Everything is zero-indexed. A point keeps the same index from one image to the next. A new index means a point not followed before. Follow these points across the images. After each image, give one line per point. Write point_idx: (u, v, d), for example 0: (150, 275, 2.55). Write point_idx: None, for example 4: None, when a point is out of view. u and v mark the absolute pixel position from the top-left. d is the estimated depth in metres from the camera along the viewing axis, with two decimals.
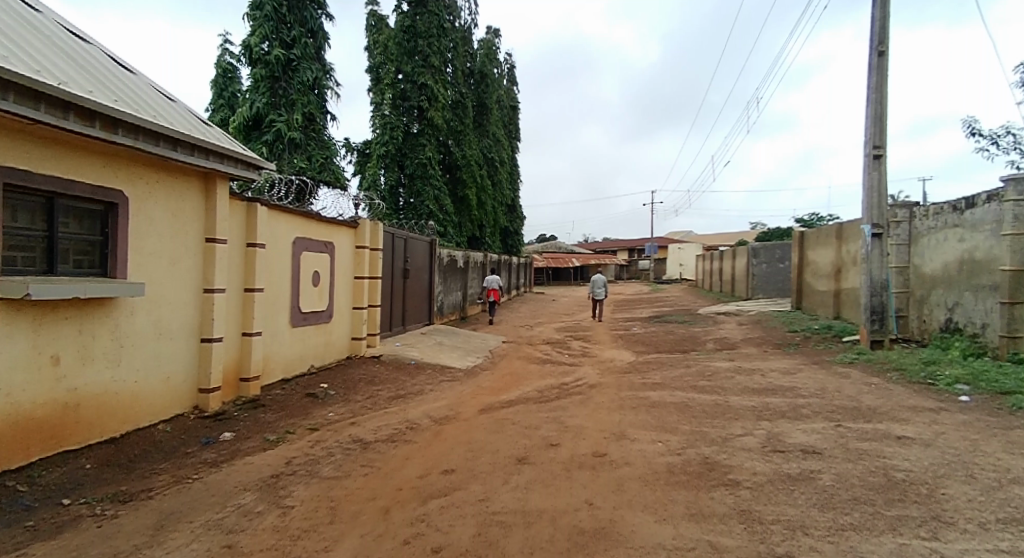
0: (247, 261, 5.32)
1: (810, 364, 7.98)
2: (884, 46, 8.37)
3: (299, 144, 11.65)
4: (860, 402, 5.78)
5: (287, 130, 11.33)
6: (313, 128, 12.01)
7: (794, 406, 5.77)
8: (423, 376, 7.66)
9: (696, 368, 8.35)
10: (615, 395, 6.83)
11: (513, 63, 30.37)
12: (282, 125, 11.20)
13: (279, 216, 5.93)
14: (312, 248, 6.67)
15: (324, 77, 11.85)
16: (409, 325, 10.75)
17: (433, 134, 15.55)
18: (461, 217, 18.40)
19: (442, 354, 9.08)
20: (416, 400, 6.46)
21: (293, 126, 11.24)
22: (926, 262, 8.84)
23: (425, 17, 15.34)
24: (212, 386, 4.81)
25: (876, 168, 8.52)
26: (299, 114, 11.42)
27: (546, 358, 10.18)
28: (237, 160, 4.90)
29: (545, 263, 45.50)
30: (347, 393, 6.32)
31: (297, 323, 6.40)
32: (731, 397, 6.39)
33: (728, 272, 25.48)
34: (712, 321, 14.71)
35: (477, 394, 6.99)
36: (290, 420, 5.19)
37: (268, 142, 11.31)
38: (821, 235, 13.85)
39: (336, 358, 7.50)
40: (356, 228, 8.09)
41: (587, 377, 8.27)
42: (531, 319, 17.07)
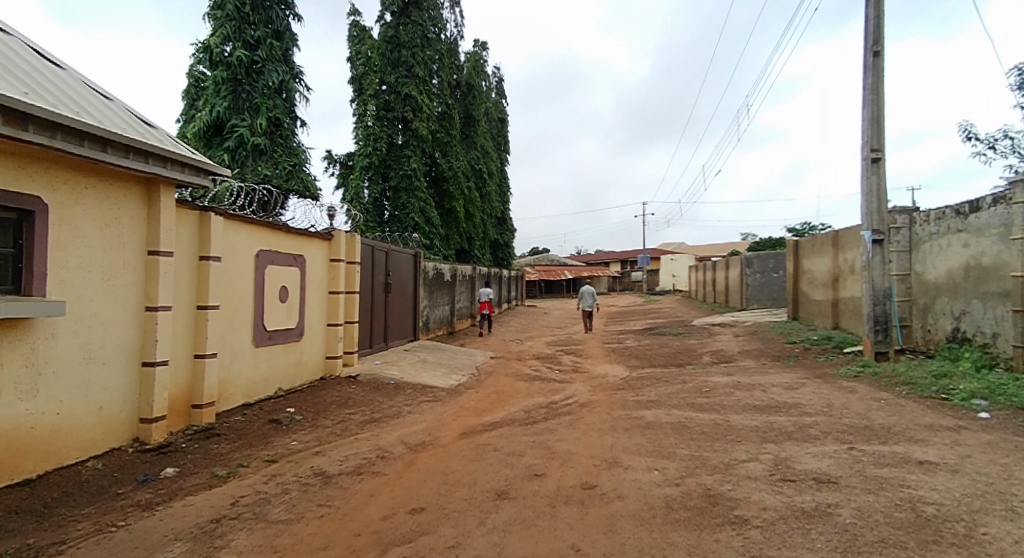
0: (199, 276, 4.85)
1: (813, 379, 7.54)
2: (879, 46, 8.01)
3: (264, 152, 10.85)
4: (872, 421, 5.33)
5: (251, 136, 10.53)
6: (281, 134, 11.16)
7: (801, 426, 5.32)
8: (401, 397, 7.13)
9: (692, 384, 7.88)
10: (607, 414, 6.36)
11: (501, 76, 30.22)
12: (244, 131, 10.44)
13: (239, 227, 5.47)
14: (279, 262, 6.20)
15: (291, 81, 11.13)
16: (391, 343, 10.23)
17: (418, 145, 15.16)
18: (449, 229, 17.98)
19: (424, 373, 8.56)
20: (391, 424, 5.94)
21: (257, 133, 10.51)
22: (929, 269, 8.47)
23: (409, 27, 15.03)
24: (154, 416, 4.30)
25: (874, 172, 8.13)
26: (264, 120, 10.65)
27: (536, 374, 9.68)
28: (186, 165, 4.45)
29: (537, 276, 45.16)
30: (315, 418, 5.80)
31: (261, 343, 5.90)
32: (732, 416, 5.92)
33: (722, 283, 25.16)
34: (707, 332, 14.29)
35: (459, 416, 6.49)
36: (245, 451, 4.67)
37: (230, 148, 10.57)
38: (816, 244, 13.51)
39: (309, 379, 6.99)
40: (331, 240, 7.63)
41: (578, 394, 7.78)
42: (522, 333, 16.58)
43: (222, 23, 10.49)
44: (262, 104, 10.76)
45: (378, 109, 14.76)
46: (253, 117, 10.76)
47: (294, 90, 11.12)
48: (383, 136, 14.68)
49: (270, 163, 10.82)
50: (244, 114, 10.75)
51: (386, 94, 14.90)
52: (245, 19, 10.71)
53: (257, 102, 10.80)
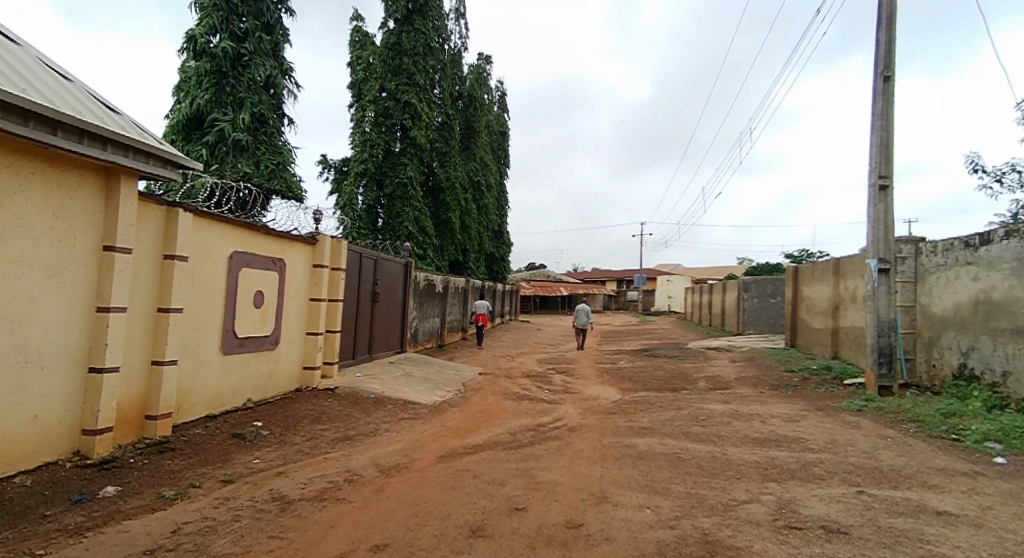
0: (162, 276, 4.50)
1: (815, 411, 7.18)
2: (891, 71, 7.75)
3: (246, 148, 10.53)
4: (879, 461, 4.98)
5: (232, 131, 10.19)
6: (265, 131, 10.88)
7: (804, 463, 4.96)
8: (380, 413, 6.73)
9: (688, 411, 7.51)
10: (597, 441, 5.97)
11: (504, 90, 30.17)
12: (225, 125, 10.11)
13: (211, 226, 5.14)
14: (254, 265, 5.85)
15: (278, 76, 10.88)
16: (375, 354, 9.83)
17: (415, 153, 14.89)
18: (443, 240, 17.66)
19: (407, 387, 8.15)
20: (365, 443, 5.54)
21: (239, 128, 10.18)
22: (935, 302, 8.17)
23: (411, 35, 14.82)
24: (99, 427, 3.92)
25: (882, 200, 7.82)
26: (246, 115, 10.33)
27: (524, 393, 9.29)
28: (150, 155, 4.12)
29: (532, 291, 44.80)
30: (283, 433, 5.41)
31: (230, 351, 5.53)
32: (730, 449, 5.55)
33: (718, 306, 24.90)
34: (702, 356, 13.93)
35: (440, 437, 6.08)
36: (200, 469, 4.27)
37: (210, 143, 10.27)
38: (817, 270, 13.23)
39: (282, 390, 6.61)
40: (315, 245, 7.29)
41: (567, 417, 7.39)
42: (513, 349, 16.18)
43: (209, 14, 10.27)
44: (246, 98, 10.46)
45: (376, 116, 14.49)
46: (236, 111, 10.45)
47: (282, 86, 10.88)
48: (381, 142, 14.39)
49: (251, 161, 10.47)
50: (227, 108, 10.45)
51: (385, 101, 14.64)
52: (234, 11, 10.50)
53: (241, 97, 10.49)
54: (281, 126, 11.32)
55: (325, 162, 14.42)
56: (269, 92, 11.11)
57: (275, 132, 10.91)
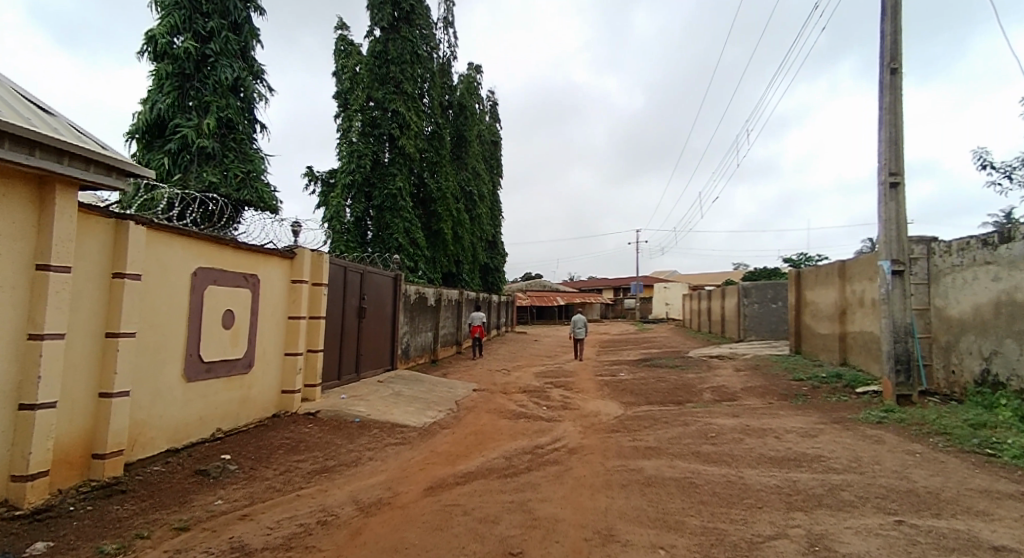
0: (110, 297, 4.02)
1: (832, 424, 6.71)
2: (897, 63, 7.39)
3: (212, 156, 10.10)
4: (913, 483, 4.52)
5: (196, 137, 9.78)
6: (234, 137, 10.47)
7: (830, 488, 4.49)
8: (364, 438, 6.22)
9: (696, 427, 7.02)
10: (600, 465, 5.48)
11: (495, 100, 29.92)
12: (189, 132, 9.70)
13: (170, 240, 4.67)
14: (223, 282, 5.38)
15: (246, 79, 10.46)
16: (363, 373, 9.31)
17: (405, 164, 14.47)
18: (435, 251, 17.21)
19: (395, 409, 7.63)
20: (345, 475, 5.03)
21: (203, 134, 9.75)
22: (951, 304, 7.75)
23: (398, 43, 14.49)
24: (31, 473, 3.43)
25: (893, 198, 7.45)
26: (212, 120, 9.89)
27: (521, 410, 8.79)
28: (92, 162, 3.64)
29: (529, 301, 44.35)
30: (253, 467, 4.90)
31: (195, 377, 5.04)
32: (746, 471, 5.07)
33: (718, 312, 24.44)
34: (705, 365, 13.44)
35: (428, 465, 5.57)
36: (151, 516, 3.77)
37: (172, 151, 9.87)
38: (820, 274, 12.84)
39: (257, 416, 6.11)
40: (294, 258, 6.81)
41: (567, 438, 6.89)
42: (510, 362, 15.66)
43: (172, 14, 9.90)
44: (211, 102, 10.05)
45: (363, 125, 14.05)
46: (201, 117, 10.04)
47: (250, 88, 10.46)
48: (368, 153, 13.92)
49: (218, 169, 10.03)
50: (190, 113, 10.03)
51: (371, 110, 14.21)
52: (199, 10, 10.11)
53: (206, 100, 10.06)
54: (252, 132, 10.92)
55: (311, 174, 13.96)
56: (238, 96, 10.69)
57: (243, 139, 10.48)
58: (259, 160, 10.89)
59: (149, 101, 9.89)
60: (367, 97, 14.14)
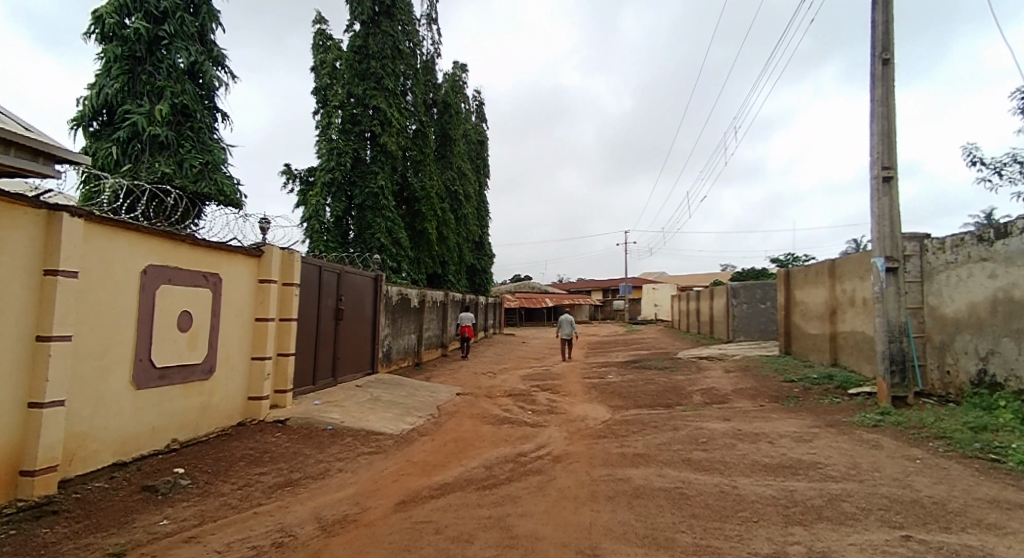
0: (42, 297, 3.64)
1: (826, 428, 6.44)
2: (889, 54, 7.17)
3: (166, 145, 9.65)
4: (916, 492, 4.25)
5: (147, 124, 9.33)
6: (191, 126, 10.01)
7: (830, 498, 4.20)
8: (335, 448, 5.84)
9: (686, 432, 6.72)
10: (586, 475, 5.15)
11: (482, 100, 29.61)
12: (139, 119, 9.25)
13: (115, 236, 4.29)
14: (178, 281, 5.00)
15: (203, 62, 10.00)
16: (340, 377, 8.91)
17: (386, 161, 14.09)
18: (419, 251, 16.84)
19: (371, 415, 7.24)
20: (310, 489, 4.64)
21: (154, 121, 9.29)
22: (946, 303, 7.53)
23: (379, 37, 14.12)
24: None
25: (886, 193, 7.21)
26: (164, 105, 9.42)
27: (505, 415, 8.44)
28: (16, 146, 3.26)
29: (518, 303, 44.04)
30: (209, 482, 4.52)
31: (146, 384, 4.66)
32: (740, 479, 4.76)
33: (706, 313, 24.28)
34: (695, 367, 13.19)
35: (402, 477, 5.20)
36: (84, 540, 3.38)
37: (122, 139, 9.47)
38: (809, 273, 12.66)
39: (219, 425, 5.72)
40: (261, 257, 6.42)
41: (551, 444, 6.55)
42: (496, 365, 15.31)
43: None
44: (165, 87, 9.59)
45: (343, 122, 13.65)
46: (153, 103, 9.57)
47: (207, 72, 10.00)
48: (348, 150, 13.54)
49: (172, 159, 9.60)
50: (141, 99, 9.58)
51: (351, 106, 13.79)
52: None
53: (159, 85, 9.60)
54: (212, 121, 10.46)
55: (289, 172, 13.53)
56: (197, 82, 10.25)
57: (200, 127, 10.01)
58: (219, 150, 10.41)
59: (96, 85, 9.47)
60: (347, 92, 13.74)
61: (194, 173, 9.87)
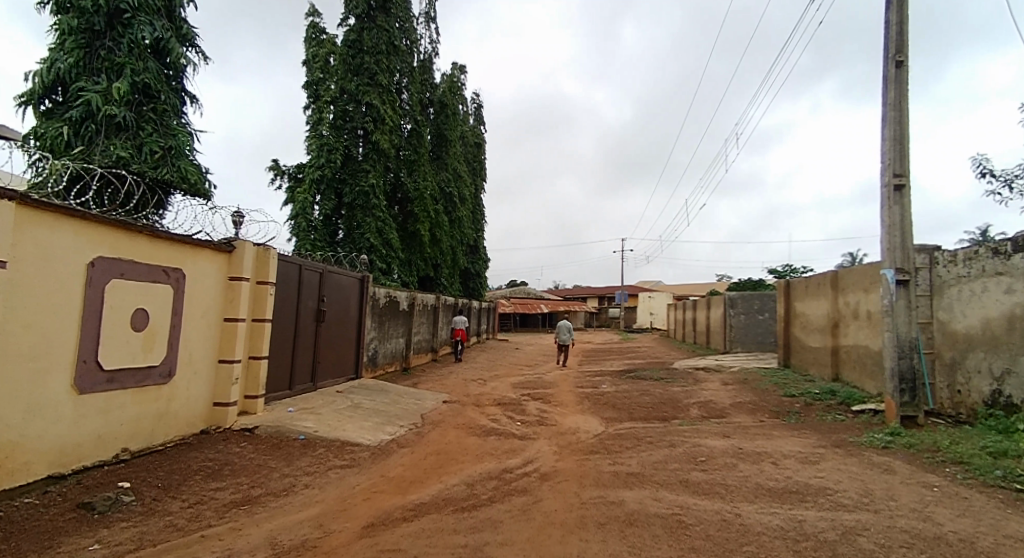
0: None
1: (833, 449, 6.04)
2: (903, 55, 6.81)
3: (125, 127, 8.95)
4: (938, 526, 3.85)
5: (102, 104, 8.62)
6: (154, 107, 9.31)
7: (844, 531, 3.79)
8: (305, 460, 5.39)
9: (683, 449, 6.30)
10: (575, 496, 4.72)
11: (480, 102, 29.29)
12: (94, 97, 8.54)
13: (51, 223, 3.89)
14: (132, 275, 4.60)
15: (169, 40, 9.29)
16: (319, 382, 8.47)
17: (378, 159, 13.69)
18: (411, 253, 16.43)
19: (349, 423, 6.79)
20: (269, 508, 4.20)
21: (110, 100, 8.57)
22: (957, 319, 7.15)
23: (374, 32, 13.75)
24: None
25: (898, 202, 6.79)
26: (123, 84, 8.70)
27: (492, 426, 8.01)
28: None
29: (512, 308, 43.62)
30: (156, 499, 4.07)
31: (90, 388, 4.24)
32: (743, 506, 4.34)
33: (703, 322, 23.91)
34: (691, 378, 12.80)
35: (374, 494, 4.75)
36: None
37: (74, 119, 8.77)
38: (810, 285, 12.31)
39: (178, 434, 5.29)
40: (232, 253, 5.99)
41: (539, 460, 6.12)
42: (487, 371, 14.87)
43: None
44: (125, 64, 8.83)
45: (334, 118, 13.26)
46: (111, 80, 8.85)
47: (173, 51, 9.28)
48: (339, 147, 13.15)
49: (131, 142, 8.90)
50: (98, 76, 8.88)
51: (343, 102, 13.39)
52: None
53: (118, 61, 8.84)
54: (178, 104, 9.77)
55: (276, 168, 13.13)
56: (164, 61, 9.53)
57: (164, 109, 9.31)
58: (184, 135, 9.67)
59: (48, 59, 8.75)
60: (339, 88, 13.35)
61: (155, 158, 9.15)
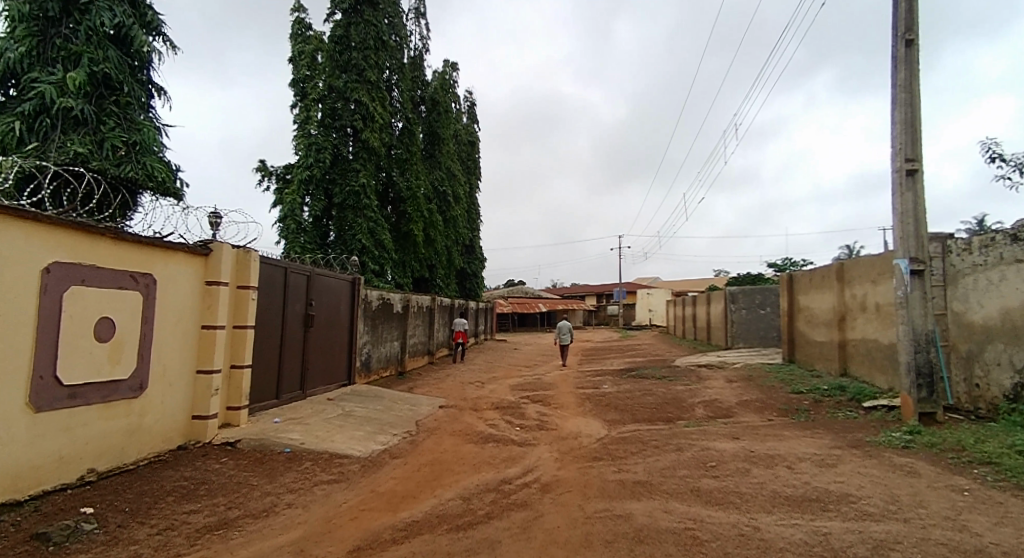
0: None
1: (850, 450, 5.71)
2: (914, 34, 6.49)
3: (83, 121, 8.46)
4: (977, 536, 3.53)
5: (58, 96, 8.15)
6: (116, 100, 8.83)
7: (875, 545, 3.46)
8: (290, 476, 5.04)
9: (692, 454, 5.97)
10: (579, 510, 4.39)
11: (473, 101, 28.97)
12: (48, 88, 8.07)
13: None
14: (95, 282, 4.26)
15: (131, 27, 8.85)
16: (308, 390, 8.13)
17: (369, 158, 13.34)
18: (405, 254, 16.09)
19: (339, 434, 6.44)
20: (246, 533, 3.85)
21: (66, 91, 8.09)
22: (973, 309, 6.85)
23: (361, 27, 13.39)
24: None
25: (910, 188, 6.49)
26: (80, 73, 8.22)
27: (490, 432, 7.67)
28: None
29: (510, 308, 43.31)
30: (121, 526, 3.72)
31: (48, 405, 3.89)
32: (761, 518, 4.01)
33: (703, 318, 23.63)
34: (694, 376, 12.49)
35: (363, 513, 4.41)
36: None
37: (28, 113, 8.25)
38: (814, 278, 12.00)
39: (151, 451, 4.94)
40: (208, 256, 5.63)
41: (540, 469, 5.79)
42: (485, 373, 14.53)
43: None
44: (82, 53, 8.36)
45: (322, 116, 12.89)
46: (67, 70, 8.37)
47: (136, 38, 8.85)
48: (328, 146, 12.80)
49: (90, 137, 8.41)
50: (53, 66, 8.40)
51: (331, 99, 13.01)
52: None
53: (74, 49, 8.36)
54: (142, 98, 9.30)
55: (264, 169, 12.76)
56: (127, 51, 9.07)
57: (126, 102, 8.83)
58: (149, 129, 9.17)
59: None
60: (325, 84, 12.99)
61: (117, 154, 8.66)
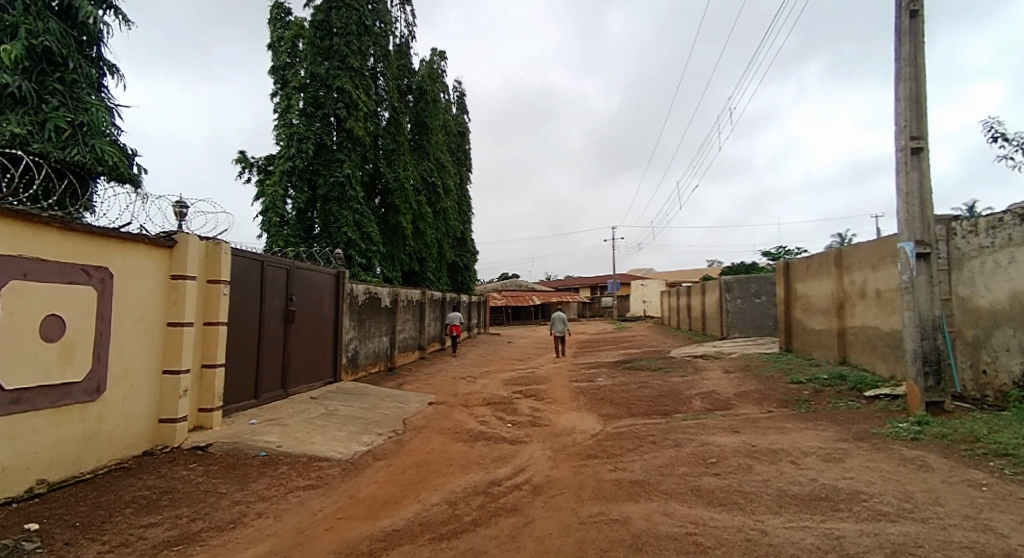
0: None
1: (856, 443, 5.45)
2: (918, 3, 6.18)
3: (22, 100, 7.50)
4: (1001, 537, 3.26)
5: None
6: (60, 77, 7.94)
7: (894, 550, 3.18)
8: (263, 483, 4.71)
9: (691, 450, 5.68)
10: (573, 515, 4.08)
11: (462, 91, 28.50)
12: None
13: None
14: (39, 276, 3.92)
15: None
16: (290, 389, 7.78)
17: (353, 148, 12.94)
18: (394, 247, 15.71)
19: (319, 434, 6.11)
20: (207, 548, 3.52)
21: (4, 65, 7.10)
22: (980, 293, 6.57)
23: (343, 12, 12.94)
24: None
25: (915, 167, 6.20)
26: (20, 46, 7.26)
27: (481, 429, 7.37)
28: None
29: (504, 301, 43.01)
30: (67, 545, 3.38)
31: None
32: (768, 520, 3.72)
33: (698, 308, 23.41)
34: (691, 367, 12.23)
35: (339, 522, 4.08)
36: None
37: None
38: (812, 265, 11.74)
39: (113, 459, 4.59)
40: (173, 249, 5.28)
41: (531, 469, 5.48)
42: (477, 368, 14.22)
43: None
44: (19, 24, 7.39)
45: (304, 104, 12.47)
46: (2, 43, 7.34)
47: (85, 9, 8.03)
48: (311, 136, 12.38)
49: (30, 117, 7.44)
50: None
51: (313, 87, 12.59)
52: None
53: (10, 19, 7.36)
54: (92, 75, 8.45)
55: (244, 160, 12.32)
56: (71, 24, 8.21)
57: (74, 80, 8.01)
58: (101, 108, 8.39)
59: None
60: (306, 71, 12.56)
61: (62, 137, 7.74)
